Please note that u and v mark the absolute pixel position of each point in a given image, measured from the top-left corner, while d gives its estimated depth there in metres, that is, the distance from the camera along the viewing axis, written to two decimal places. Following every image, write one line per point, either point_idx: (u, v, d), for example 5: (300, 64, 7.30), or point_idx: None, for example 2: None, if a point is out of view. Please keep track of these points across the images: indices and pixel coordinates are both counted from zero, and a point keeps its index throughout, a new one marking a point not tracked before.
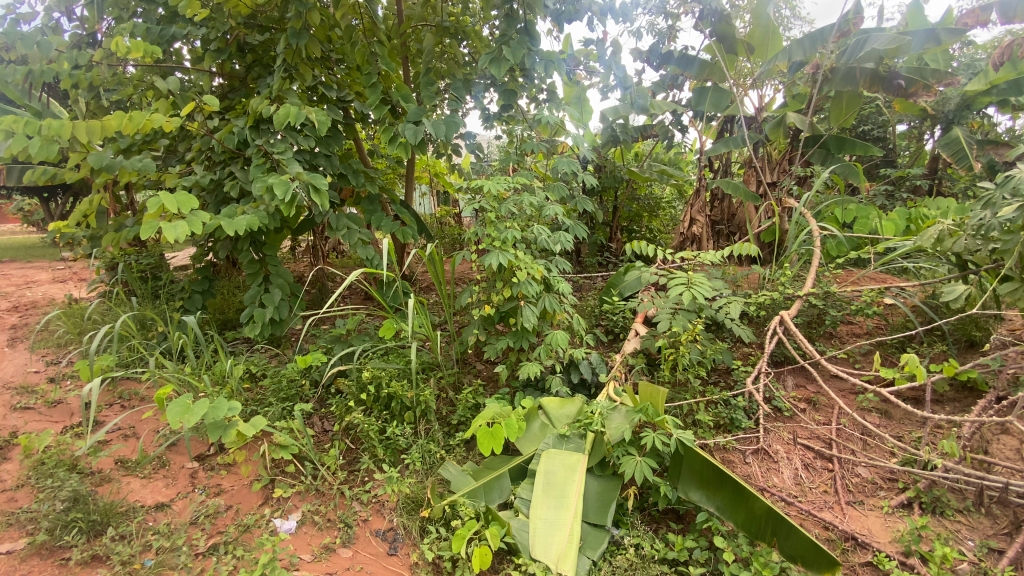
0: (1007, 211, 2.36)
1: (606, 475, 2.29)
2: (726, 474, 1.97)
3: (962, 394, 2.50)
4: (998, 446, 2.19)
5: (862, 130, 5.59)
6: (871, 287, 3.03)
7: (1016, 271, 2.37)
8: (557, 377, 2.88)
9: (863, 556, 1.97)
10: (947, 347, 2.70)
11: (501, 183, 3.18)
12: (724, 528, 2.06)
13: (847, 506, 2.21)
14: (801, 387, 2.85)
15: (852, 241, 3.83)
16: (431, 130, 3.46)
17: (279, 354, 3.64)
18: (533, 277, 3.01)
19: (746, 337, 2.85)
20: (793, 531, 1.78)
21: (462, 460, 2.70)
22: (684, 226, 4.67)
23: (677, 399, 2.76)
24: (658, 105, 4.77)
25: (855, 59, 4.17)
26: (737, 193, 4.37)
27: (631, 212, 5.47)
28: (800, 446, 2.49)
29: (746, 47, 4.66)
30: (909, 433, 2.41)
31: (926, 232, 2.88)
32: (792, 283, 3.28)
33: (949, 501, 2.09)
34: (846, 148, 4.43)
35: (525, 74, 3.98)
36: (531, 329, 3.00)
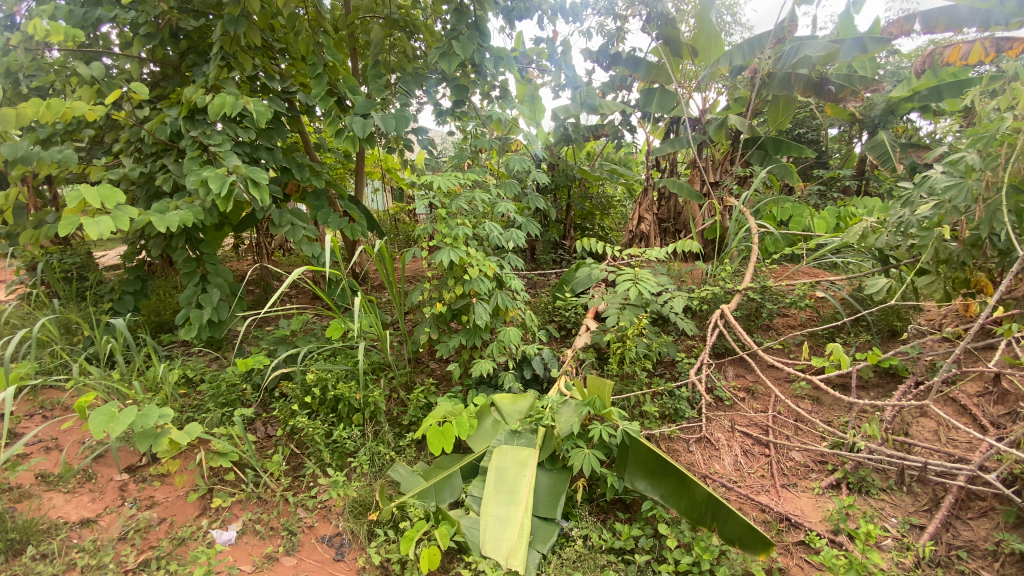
0: (924, 209, 2.54)
1: (556, 469, 2.31)
2: (669, 463, 2.03)
3: (884, 380, 2.68)
4: (918, 428, 2.36)
5: (798, 133, 5.91)
6: (804, 281, 3.21)
7: (931, 265, 2.55)
8: (509, 374, 2.88)
9: (796, 536, 2.07)
10: (871, 336, 2.89)
11: (452, 179, 3.14)
12: (668, 516, 2.12)
13: (783, 489, 2.33)
14: (741, 376, 2.99)
15: (788, 239, 4.03)
16: (379, 124, 3.37)
17: (218, 357, 3.45)
18: (486, 274, 2.98)
19: (690, 330, 2.95)
20: (731, 515, 1.85)
21: (413, 460, 2.66)
22: (633, 224, 4.79)
23: (626, 391, 2.82)
24: (608, 105, 4.87)
25: (790, 65, 4.35)
26: (682, 192, 4.53)
27: (584, 210, 5.56)
28: (739, 433, 2.61)
29: (690, 50, 4.79)
30: (837, 418, 2.57)
31: (852, 229, 3.08)
32: (733, 279, 3.42)
33: (873, 480, 2.23)
34: (782, 149, 4.66)
35: (476, 70, 3.95)
36: (483, 326, 2.98)
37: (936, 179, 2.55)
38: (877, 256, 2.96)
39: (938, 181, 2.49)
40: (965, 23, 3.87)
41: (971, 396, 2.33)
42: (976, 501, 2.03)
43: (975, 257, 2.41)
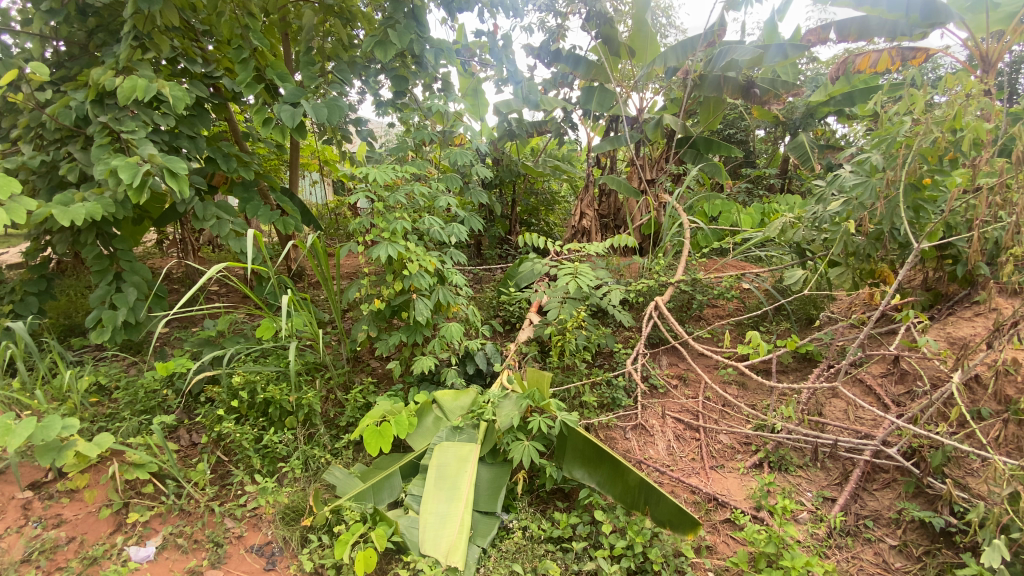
0: (834, 205, 2.74)
1: (497, 463, 2.31)
2: (604, 450, 2.08)
3: (801, 364, 2.87)
4: (830, 408, 2.55)
5: (728, 133, 6.23)
6: (732, 273, 3.39)
7: (841, 257, 2.76)
8: (451, 370, 2.85)
9: (723, 514, 2.19)
10: (789, 324, 3.10)
11: (389, 172, 3.05)
12: (604, 502, 2.17)
13: (711, 470, 2.45)
14: (673, 365, 3.14)
15: (718, 233, 4.24)
16: (311, 113, 3.22)
17: (136, 362, 3.19)
18: (426, 269, 2.92)
19: (627, 321, 3.05)
20: (662, 498, 1.93)
21: (350, 462, 2.58)
22: (575, 219, 4.87)
23: (566, 383, 2.86)
24: (549, 101, 4.91)
25: (720, 67, 4.57)
26: (621, 187, 4.66)
27: (529, 206, 5.60)
28: (671, 419, 2.73)
29: (628, 50, 4.88)
30: (760, 401, 2.74)
31: (773, 225, 3.30)
32: (667, 272, 3.56)
33: (792, 458, 2.39)
34: (712, 148, 4.91)
35: (417, 61, 3.86)
36: (424, 322, 2.92)
37: (846, 178, 2.75)
38: (795, 249, 3.17)
39: (847, 180, 2.69)
40: (874, 34, 4.11)
41: (875, 376, 2.55)
42: (879, 472, 2.22)
43: (877, 250, 2.61)
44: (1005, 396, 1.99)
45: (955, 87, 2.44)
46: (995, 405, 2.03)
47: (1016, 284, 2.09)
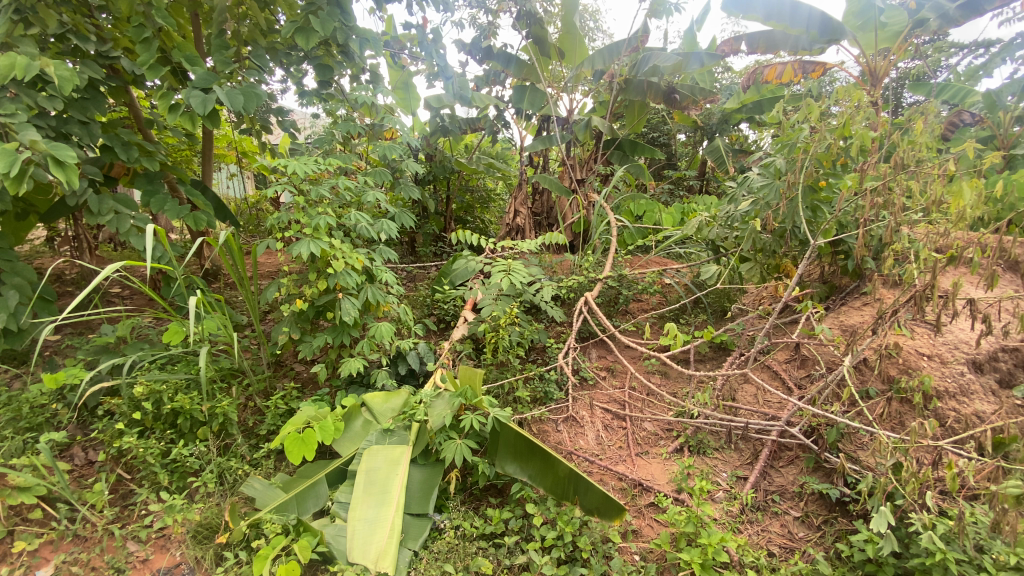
0: (744, 205, 2.96)
1: (429, 464, 2.27)
2: (535, 444, 2.11)
3: (717, 353, 3.07)
4: (742, 393, 2.74)
5: (651, 136, 6.54)
6: (655, 269, 3.57)
7: (751, 253, 2.98)
8: (381, 371, 2.77)
9: (648, 498, 2.29)
10: (706, 316, 3.31)
11: (311, 165, 2.90)
12: (536, 495, 2.20)
13: (637, 457, 2.56)
14: (602, 357, 3.26)
15: (642, 231, 4.44)
16: (224, 100, 2.99)
17: (19, 375, 2.83)
18: (353, 267, 2.81)
19: (559, 316, 3.12)
20: (590, 487, 1.98)
21: (272, 473, 2.44)
22: (509, 217, 4.89)
23: (499, 379, 2.87)
24: (481, 98, 4.90)
25: (644, 73, 4.78)
26: (552, 187, 4.75)
27: (463, 203, 5.57)
28: (599, 410, 2.83)
29: (557, 51, 5.02)
30: (680, 388, 2.91)
31: (690, 223, 3.50)
32: (597, 269, 3.67)
33: (709, 442, 2.54)
34: (637, 150, 5.16)
35: (342, 50, 3.70)
36: (351, 322, 2.81)
37: (755, 180, 2.97)
38: (711, 247, 3.38)
39: (754, 183, 2.92)
40: (779, 46, 4.42)
41: (780, 363, 2.77)
42: (785, 450, 2.41)
43: (780, 246, 2.88)
44: (888, 376, 2.23)
45: (845, 98, 2.70)
46: (880, 384, 2.26)
47: (895, 275, 2.34)
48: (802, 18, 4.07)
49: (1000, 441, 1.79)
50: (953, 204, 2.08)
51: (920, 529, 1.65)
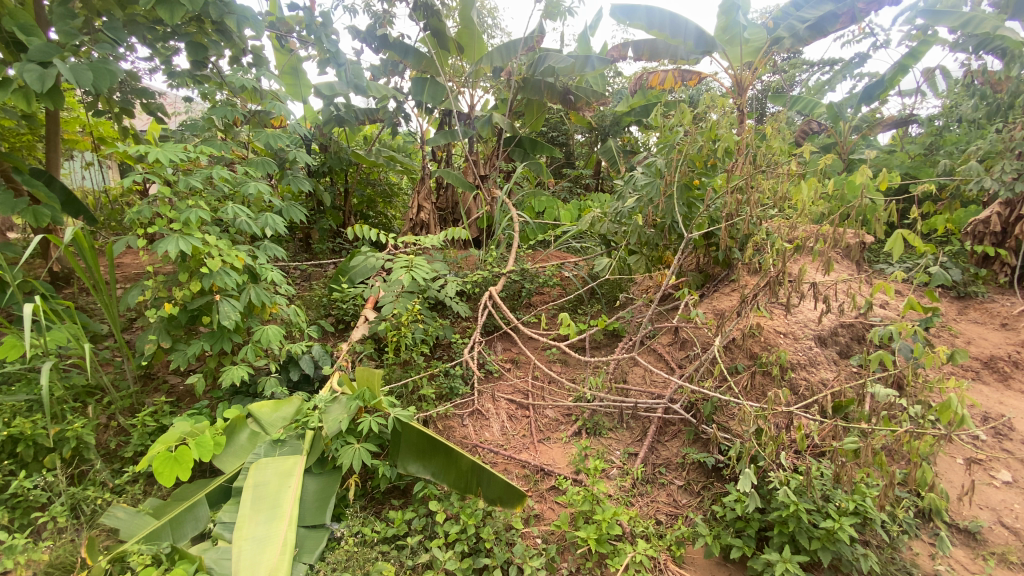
0: (631, 202, 3.16)
1: (325, 472, 2.16)
2: (437, 440, 2.08)
3: (610, 340, 3.27)
4: (633, 375, 2.95)
5: (551, 135, 6.76)
6: (554, 263, 3.70)
7: (637, 246, 3.21)
8: (269, 378, 2.57)
9: (549, 482, 2.37)
10: (601, 305, 3.51)
11: (178, 153, 2.59)
12: (439, 492, 2.18)
13: (539, 443, 2.64)
14: (507, 350, 3.33)
15: (543, 227, 4.58)
16: (67, 76, 2.55)
17: None
18: (232, 266, 2.57)
19: (463, 311, 3.12)
20: (492, 477, 2.01)
21: (141, 498, 2.17)
22: (412, 212, 4.79)
23: (402, 378, 2.80)
24: (377, 88, 4.72)
25: (541, 73, 4.94)
26: (456, 182, 4.70)
27: (364, 197, 5.36)
28: (504, 401, 2.88)
29: (457, 46, 4.93)
30: (578, 374, 3.06)
31: (585, 219, 3.68)
32: (500, 264, 3.73)
33: (604, 423, 2.69)
34: (537, 148, 5.30)
35: (217, 28, 3.37)
36: (232, 327, 2.57)
37: (639, 178, 3.17)
38: (603, 240, 3.59)
39: (639, 181, 3.14)
40: (661, 55, 4.80)
41: (665, 345, 3.02)
42: (670, 425, 2.63)
43: (662, 239, 3.13)
44: (752, 352, 2.52)
45: (715, 105, 2.98)
46: (746, 360, 2.55)
47: (756, 264, 2.65)
48: (681, 31, 4.41)
49: (838, 404, 2.09)
50: (801, 202, 2.39)
51: (778, 486, 1.88)
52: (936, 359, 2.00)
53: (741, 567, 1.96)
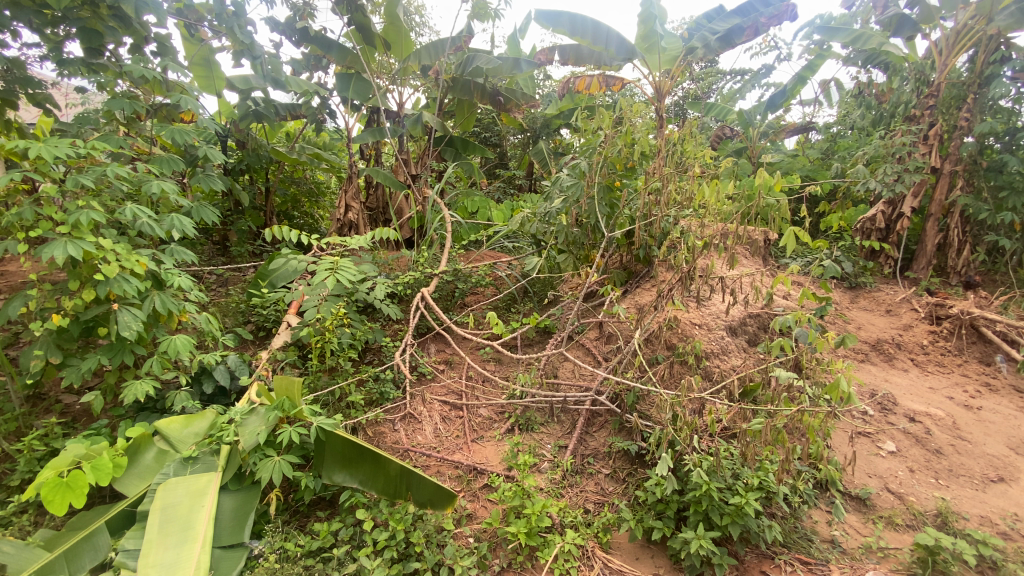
0: (557, 202, 3.24)
1: (243, 488, 2.04)
2: (364, 447, 2.02)
3: (542, 337, 3.34)
4: (563, 370, 3.02)
5: (483, 136, 6.79)
6: (486, 262, 3.72)
7: (565, 245, 3.29)
8: (179, 392, 2.40)
9: (482, 481, 2.38)
10: (533, 304, 3.57)
11: (65, 148, 2.34)
12: (367, 500, 2.11)
13: (472, 443, 2.65)
14: (441, 351, 3.30)
15: (476, 227, 4.59)
16: None
17: None
18: (133, 272, 2.36)
19: (395, 314, 3.05)
20: (422, 480, 1.98)
21: (28, 531, 1.95)
22: (340, 212, 4.63)
23: (329, 385, 2.70)
24: (299, 83, 4.49)
25: (469, 73, 4.96)
26: (385, 180, 4.59)
27: (288, 196, 5.12)
28: (437, 403, 2.85)
29: (383, 42, 4.81)
30: (511, 371, 3.09)
31: (515, 219, 3.73)
32: (432, 264, 3.69)
33: (536, 418, 2.75)
34: (468, 148, 5.30)
35: (114, 12, 3.06)
36: (134, 339, 2.36)
37: (565, 180, 3.26)
38: (533, 240, 3.66)
39: (565, 182, 3.22)
40: (585, 61, 4.88)
41: (592, 340, 3.12)
42: (597, 417, 2.72)
43: (588, 238, 3.24)
44: (671, 344, 2.67)
45: (635, 110, 3.12)
46: (665, 351, 2.69)
47: (673, 260, 2.81)
48: (603, 37, 4.58)
49: (747, 388, 2.26)
50: (713, 202, 2.56)
51: (693, 467, 2.00)
52: (828, 344, 2.22)
53: (663, 547, 2.07)
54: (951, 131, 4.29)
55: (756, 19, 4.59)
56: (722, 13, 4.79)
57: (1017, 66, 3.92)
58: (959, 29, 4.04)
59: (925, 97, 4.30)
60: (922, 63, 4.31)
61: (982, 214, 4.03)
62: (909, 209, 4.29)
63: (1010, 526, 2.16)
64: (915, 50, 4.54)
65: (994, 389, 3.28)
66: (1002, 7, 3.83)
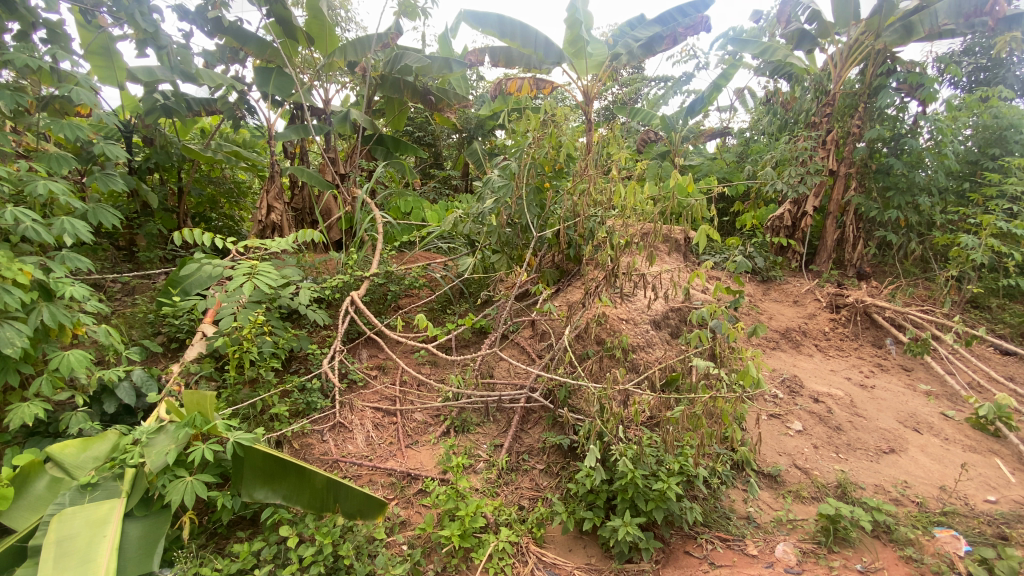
0: (489, 203, 3.25)
1: (152, 514, 1.88)
2: (286, 460, 1.91)
3: (477, 337, 3.33)
4: (498, 369, 3.03)
5: (416, 135, 6.68)
6: (419, 264, 3.66)
7: (498, 245, 3.31)
8: (75, 413, 2.17)
9: (416, 486, 2.34)
10: (468, 304, 3.55)
11: None
12: (292, 515, 2.01)
13: (406, 448, 2.59)
14: (373, 356, 3.20)
15: (410, 228, 4.50)
16: None
17: None
18: (15, 283, 2.11)
19: (322, 319, 2.93)
20: (349, 490, 1.91)
21: None
22: (261, 213, 4.38)
23: (250, 397, 2.55)
24: (212, 76, 4.18)
25: (397, 70, 4.87)
26: (311, 180, 4.40)
27: (204, 197, 4.79)
28: (369, 410, 2.77)
29: (306, 36, 4.60)
30: (446, 374, 3.06)
31: (448, 219, 3.69)
32: (363, 267, 3.59)
33: (471, 419, 2.74)
34: (399, 148, 5.21)
35: None
36: (18, 356, 2.11)
37: (496, 180, 3.28)
38: (467, 240, 3.64)
39: (496, 183, 3.23)
40: (515, 63, 4.92)
41: (526, 339, 3.16)
42: (531, 414, 2.76)
43: (520, 238, 3.27)
44: (600, 339, 2.75)
45: (563, 113, 3.19)
46: (595, 346, 2.78)
47: (600, 258, 2.90)
48: (532, 40, 4.66)
49: (670, 379, 2.38)
50: (637, 204, 2.66)
51: (620, 457, 2.08)
52: (740, 333, 2.38)
53: (595, 536, 2.15)
54: (846, 136, 4.73)
55: (675, 28, 4.82)
56: (644, 21, 5.00)
57: (899, 78, 4.38)
58: (852, 43, 4.45)
59: (824, 106, 4.72)
60: (820, 74, 4.72)
61: (872, 212, 4.49)
62: (811, 208, 4.67)
63: (900, 492, 2.42)
64: (814, 62, 4.97)
65: (885, 369, 3.67)
66: (886, 24, 4.33)
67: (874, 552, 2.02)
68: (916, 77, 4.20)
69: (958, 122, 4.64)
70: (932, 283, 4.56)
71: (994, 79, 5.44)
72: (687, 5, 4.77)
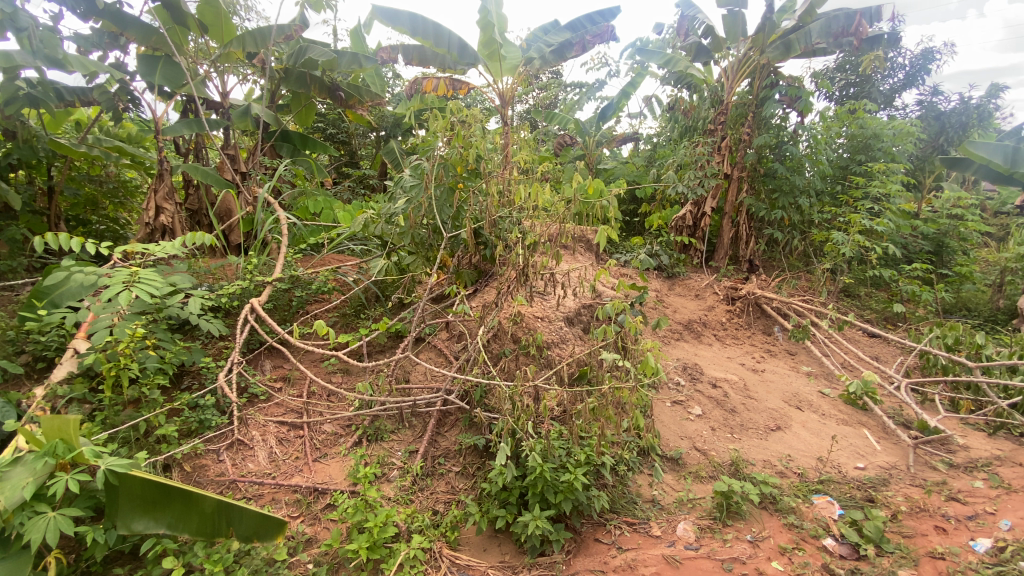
0: (401, 203, 3.18)
1: (8, 557, 1.65)
2: (169, 484, 1.75)
3: (392, 342, 3.26)
4: (414, 374, 2.98)
5: (329, 132, 6.39)
6: (328, 268, 3.50)
7: (412, 247, 3.25)
8: None
9: (324, 501, 2.26)
10: (382, 308, 3.44)
11: None
12: (179, 544, 1.86)
13: (314, 462, 2.48)
14: (278, 367, 3.02)
15: (321, 229, 4.30)
16: None
17: None
18: None
19: (217, 330, 2.72)
20: (244, 512, 1.78)
21: None
22: (149, 215, 3.99)
23: (131, 418, 2.31)
24: (86, 63, 3.70)
25: (301, 64, 4.61)
26: (207, 178, 4.04)
27: (79, 197, 4.28)
28: (273, 425, 2.62)
29: (199, 24, 4.24)
30: (358, 382, 2.95)
31: (358, 220, 3.55)
32: (265, 272, 3.38)
33: (386, 426, 2.67)
34: (308, 145, 4.96)
35: None
36: None
37: (408, 180, 3.22)
38: (379, 241, 3.53)
39: (407, 184, 3.16)
40: (429, 62, 4.87)
41: (442, 341, 3.14)
42: (448, 416, 2.75)
43: (436, 240, 3.23)
44: (516, 339, 2.80)
45: (475, 114, 3.19)
46: (511, 345, 2.82)
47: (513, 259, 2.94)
48: (445, 40, 4.62)
49: (580, 374, 2.47)
50: (547, 205, 2.74)
51: (530, 453, 2.13)
52: (643, 327, 2.52)
53: (509, 534, 2.19)
54: (738, 143, 5.15)
55: (583, 35, 5.00)
56: (557, 27, 5.12)
57: (782, 91, 4.85)
58: (741, 58, 4.87)
59: (718, 114, 5.13)
60: (716, 85, 5.11)
61: (762, 212, 4.94)
62: (709, 208, 5.05)
63: (783, 465, 2.68)
64: (710, 74, 5.36)
65: (773, 354, 4.05)
66: (769, 42, 4.72)
67: (761, 523, 2.22)
68: (795, 90, 4.68)
69: (832, 131, 5.22)
70: (812, 275, 5.11)
71: (861, 93, 6.20)
72: (595, 13, 4.97)
